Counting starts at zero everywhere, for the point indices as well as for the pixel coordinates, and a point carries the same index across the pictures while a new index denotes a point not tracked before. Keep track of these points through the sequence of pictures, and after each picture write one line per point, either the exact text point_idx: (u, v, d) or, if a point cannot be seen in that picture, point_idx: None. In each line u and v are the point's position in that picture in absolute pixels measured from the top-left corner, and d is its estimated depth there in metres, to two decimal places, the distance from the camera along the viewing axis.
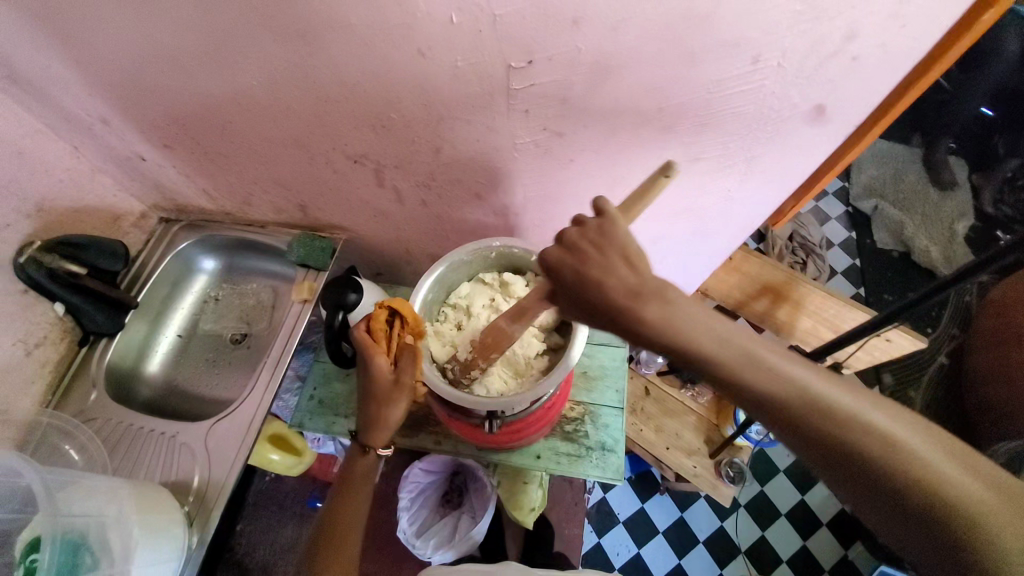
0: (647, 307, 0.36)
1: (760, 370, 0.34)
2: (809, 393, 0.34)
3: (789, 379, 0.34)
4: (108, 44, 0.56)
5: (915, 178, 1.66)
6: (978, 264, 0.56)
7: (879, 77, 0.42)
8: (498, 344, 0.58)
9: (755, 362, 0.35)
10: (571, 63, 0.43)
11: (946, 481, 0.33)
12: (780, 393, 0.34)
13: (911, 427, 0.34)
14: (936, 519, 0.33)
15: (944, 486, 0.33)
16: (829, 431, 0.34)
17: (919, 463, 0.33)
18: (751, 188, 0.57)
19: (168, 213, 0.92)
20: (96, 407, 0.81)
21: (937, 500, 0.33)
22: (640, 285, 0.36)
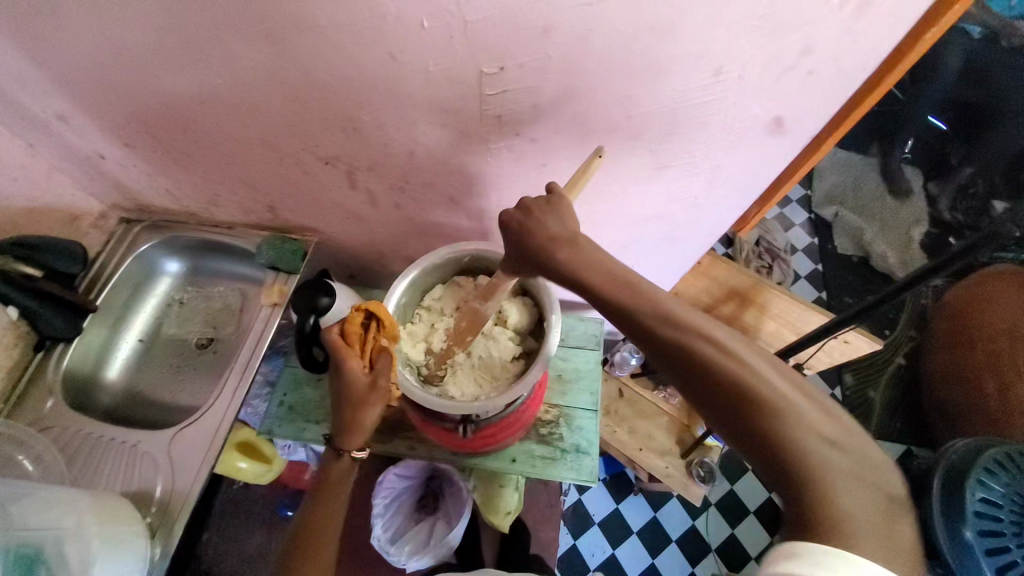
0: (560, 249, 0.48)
1: (664, 316, 0.43)
2: (729, 357, 0.41)
3: (685, 317, 0.43)
4: (65, 38, 0.53)
5: (873, 186, 1.73)
6: (935, 267, 0.60)
7: (834, 91, 0.44)
8: (473, 326, 0.62)
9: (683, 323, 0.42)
10: (542, 70, 0.44)
11: (803, 420, 0.39)
12: (700, 348, 0.41)
13: (782, 375, 0.40)
14: (795, 455, 0.38)
15: (802, 425, 0.39)
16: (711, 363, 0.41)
17: (782, 401, 0.39)
18: (718, 195, 0.59)
19: (130, 213, 0.89)
20: (52, 415, 0.77)
21: (794, 436, 0.38)
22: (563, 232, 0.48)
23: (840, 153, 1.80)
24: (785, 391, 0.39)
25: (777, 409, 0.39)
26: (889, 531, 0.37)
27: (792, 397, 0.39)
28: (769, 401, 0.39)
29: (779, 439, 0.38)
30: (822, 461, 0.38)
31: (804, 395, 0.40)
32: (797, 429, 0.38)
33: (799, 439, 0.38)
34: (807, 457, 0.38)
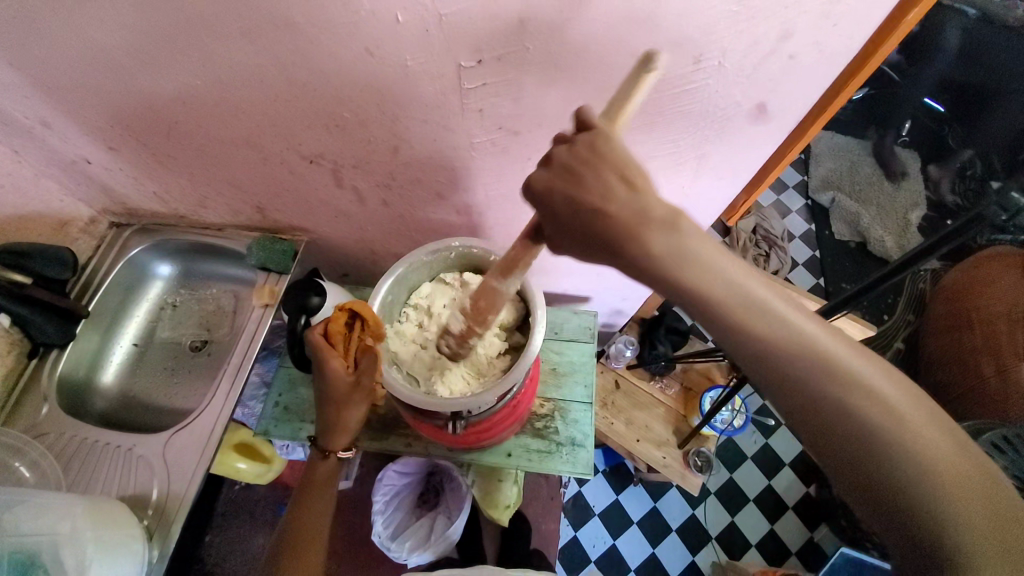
0: (650, 235, 0.34)
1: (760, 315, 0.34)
2: (831, 365, 0.33)
3: (781, 316, 0.34)
4: (42, 42, 0.53)
5: (869, 171, 1.74)
6: (930, 245, 0.59)
7: (815, 75, 0.44)
8: (493, 306, 0.53)
9: (779, 324, 0.34)
10: (520, 61, 0.44)
11: (914, 435, 0.32)
12: (797, 356, 0.34)
13: (890, 380, 0.34)
14: (907, 478, 0.32)
15: (914, 442, 0.32)
16: (809, 374, 0.34)
17: (889, 413, 0.33)
18: (705, 184, 0.59)
19: (119, 217, 0.88)
20: (48, 421, 0.77)
21: (905, 455, 0.33)
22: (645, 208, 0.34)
23: (836, 138, 1.79)
24: (893, 399, 0.33)
25: (885, 424, 0.33)
26: None
27: (904, 407, 0.33)
28: (874, 415, 0.33)
29: (884, 457, 0.33)
30: (946, 481, 0.32)
31: (916, 404, 0.33)
32: (914, 445, 0.32)
33: (919, 458, 0.32)
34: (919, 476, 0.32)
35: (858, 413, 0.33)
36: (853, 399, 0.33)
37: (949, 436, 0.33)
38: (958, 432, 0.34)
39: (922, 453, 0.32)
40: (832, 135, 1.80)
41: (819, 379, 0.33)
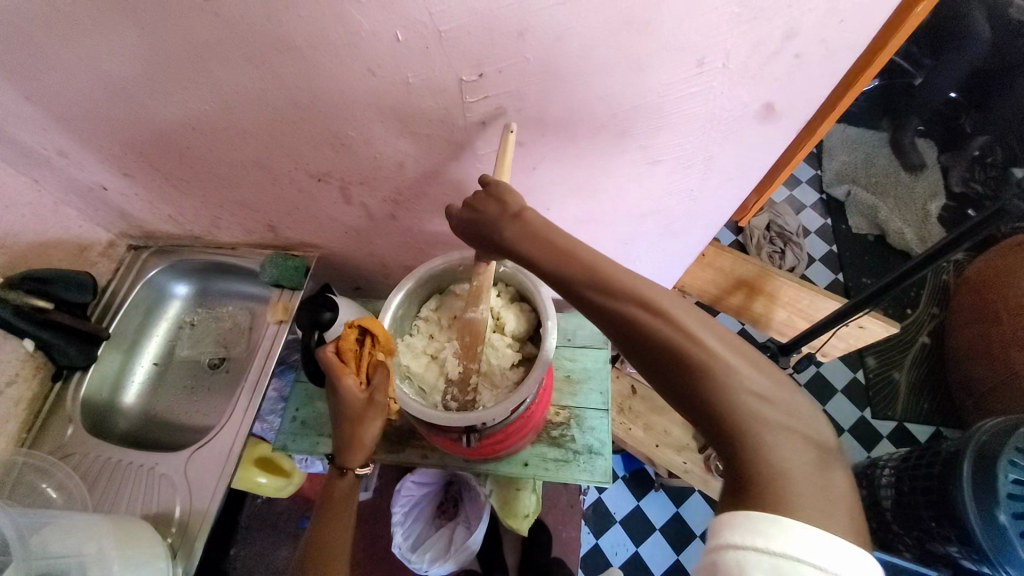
0: (505, 228, 0.48)
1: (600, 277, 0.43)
2: (656, 312, 0.40)
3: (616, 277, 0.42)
4: (58, 76, 0.54)
5: (885, 163, 1.69)
6: (957, 237, 0.57)
7: (824, 72, 0.43)
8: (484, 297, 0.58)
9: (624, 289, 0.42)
10: (521, 73, 0.43)
11: (723, 372, 0.38)
12: (633, 312, 0.41)
13: (711, 329, 0.40)
14: (721, 409, 0.37)
15: (723, 377, 0.38)
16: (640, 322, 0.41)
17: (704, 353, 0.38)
18: (714, 187, 0.58)
19: (137, 240, 0.90)
20: (74, 441, 0.79)
21: (718, 390, 0.38)
22: (505, 210, 0.48)
23: (850, 130, 1.76)
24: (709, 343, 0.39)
25: (723, 382, 0.38)
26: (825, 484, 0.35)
27: (741, 369, 0.38)
28: (703, 362, 0.38)
29: (708, 393, 0.38)
30: (773, 431, 0.36)
31: (735, 351, 0.39)
32: (744, 400, 0.37)
33: (734, 404, 0.37)
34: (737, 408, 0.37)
35: (689, 359, 0.38)
36: (688, 359, 0.39)
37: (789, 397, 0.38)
38: (785, 387, 0.38)
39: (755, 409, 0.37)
40: (845, 127, 1.77)
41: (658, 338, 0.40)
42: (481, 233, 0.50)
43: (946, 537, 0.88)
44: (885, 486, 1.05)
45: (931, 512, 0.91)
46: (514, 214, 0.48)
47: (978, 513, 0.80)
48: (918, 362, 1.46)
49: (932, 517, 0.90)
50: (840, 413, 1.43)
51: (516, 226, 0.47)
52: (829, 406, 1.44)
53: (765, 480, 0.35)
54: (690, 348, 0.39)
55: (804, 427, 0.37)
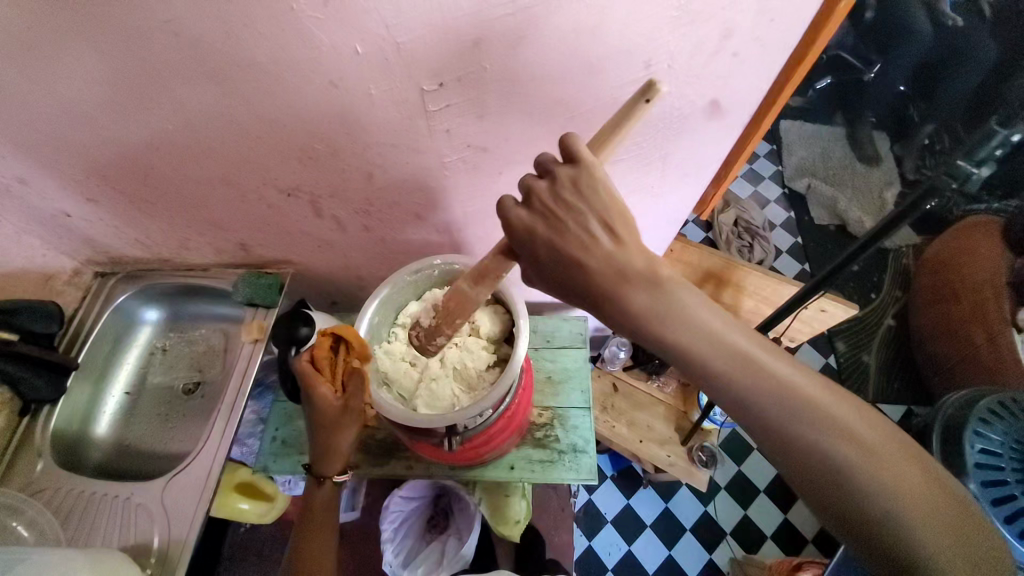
0: (633, 292, 0.39)
1: (752, 373, 0.39)
2: (814, 411, 0.38)
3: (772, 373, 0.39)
4: (14, 102, 0.54)
5: (841, 155, 1.78)
6: (897, 215, 0.60)
7: (761, 68, 0.46)
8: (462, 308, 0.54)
9: (778, 384, 0.39)
10: (478, 81, 0.45)
11: (882, 471, 0.38)
12: (792, 407, 0.38)
13: (869, 427, 0.39)
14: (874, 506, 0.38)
15: (880, 477, 0.38)
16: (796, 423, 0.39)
17: (864, 453, 0.38)
18: (673, 182, 0.61)
19: (104, 266, 0.89)
20: (44, 477, 0.76)
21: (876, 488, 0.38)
22: (624, 264, 0.39)
23: (806, 127, 1.85)
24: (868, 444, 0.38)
25: (879, 481, 0.38)
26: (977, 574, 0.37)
27: (897, 470, 0.38)
28: (860, 463, 0.38)
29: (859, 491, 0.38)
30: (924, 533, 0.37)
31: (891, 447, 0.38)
32: (896, 499, 0.37)
33: (890, 505, 0.38)
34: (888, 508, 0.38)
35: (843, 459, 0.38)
36: (819, 440, 0.38)
37: (921, 474, 0.38)
38: (933, 480, 0.38)
39: (886, 487, 0.38)
40: (801, 124, 1.85)
41: (789, 415, 0.39)
42: (590, 283, 0.40)
43: None
44: None
45: None
46: (653, 281, 0.40)
47: None
48: (885, 345, 1.52)
49: None
50: None
51: (648, 293, 0.39)
52: None
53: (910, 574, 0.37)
54: (819, 426, 0.38)
55: (955, 522, 0.38)
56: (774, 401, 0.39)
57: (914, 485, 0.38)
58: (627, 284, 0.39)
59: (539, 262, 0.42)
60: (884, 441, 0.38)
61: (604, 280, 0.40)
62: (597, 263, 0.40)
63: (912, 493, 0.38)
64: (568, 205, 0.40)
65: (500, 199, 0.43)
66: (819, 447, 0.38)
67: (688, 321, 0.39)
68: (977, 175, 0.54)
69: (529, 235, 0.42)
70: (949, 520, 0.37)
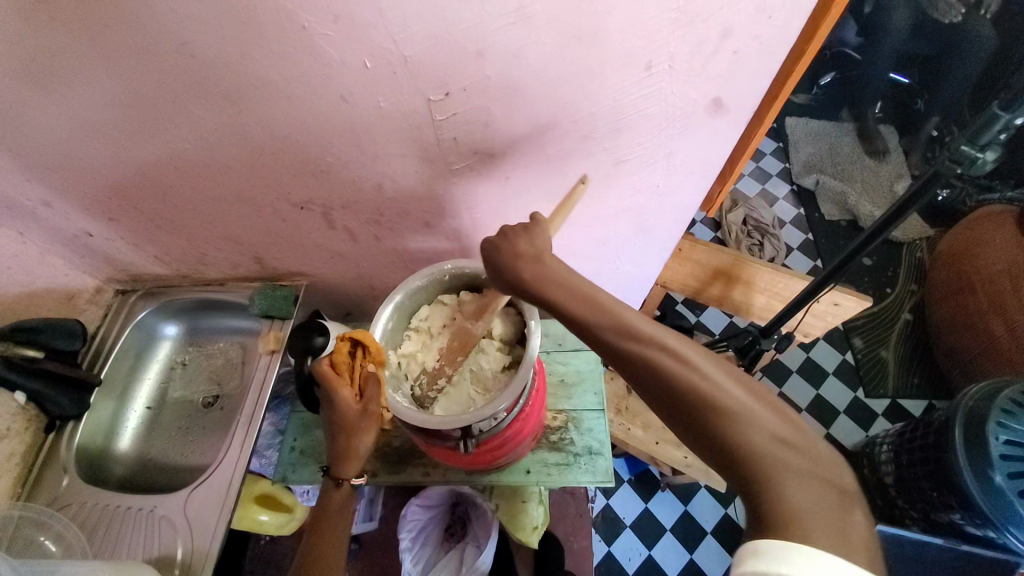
0: (523, 267, 0.51)
1: (600, 314, 0.46)
2: (665, 347, 0.43)
3: (624, 316, 0.45)
4: (37, 126, 0.56)
5: (850, 150, 1.77)
6: (908, 199, 0.60)
7: (762, 65, 0.46)
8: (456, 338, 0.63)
9: (627, 326, 0.45)
10: (484, 90, 0.46)
11: (725, 396, 0.41)
12: (647, 350, 0.44)
13: (718, 365, 0.43)
14: (730, 438, 0.40)
15: (726, 399, 0.41)
16: (651, 358, 0.43)
17: (712, 384, 0.41)
18: (677, 182, 0.61)
19: (124, 284, 0.91)
20: (69, 492, 0.78)
21: (727, 418, 0.40)
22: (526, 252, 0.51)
23: (811, 123, 1.84)
24: (717, 378, 0.42)
25: (734, 412, 0.40)
26: (842, 518, 0.36)
27: (749, 404, 0.41)
28: (716, 397, 0.41)
29: (721, 425, 0.40)
30: (784, 472, 0.38)
31: (742, 385, 0.42)
32: (753, 434, 0.40)
33: (741, 434, 0.40)
34: (746, 438, 0.40)
35: (696, 389, 0.41)
36: (669, 373, 0.42)
37: (761, 402, 0.41)
38: (790, 417, 0.41)
39: (729, 411, 0.40)
40: (807, 120, 1.85)
41: (645, 359, 0.43)
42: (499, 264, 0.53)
43: (947, 505, 0.92)
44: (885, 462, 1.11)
45: (932, 484, 0.95)
46: (536, 257, 0.51)
47: (975, 475, 0.84)
48: (903, 340, 1.50)
49: (932, 488, 0.95)
50: (835, 396, 1.45)
51: (534, 267, 0.50)
52: (822, 390, 1.46)
53: (780, 519, 0.37)
54: (663, 358, 0.43)
55: (813, 461, 0.39)
56: (626, 338, 0.44)
57: (761, 416, 0.40)
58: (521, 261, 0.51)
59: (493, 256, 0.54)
60: (718, 367, 0.43)
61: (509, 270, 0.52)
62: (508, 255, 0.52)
63: (761, 420, 0.40)
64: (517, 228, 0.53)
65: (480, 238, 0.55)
66: (662, 374, 0.43)
67: (555, 284, 0.49)
68: (981, 160, 0.54)
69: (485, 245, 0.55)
70: (781, 438, 0.40)
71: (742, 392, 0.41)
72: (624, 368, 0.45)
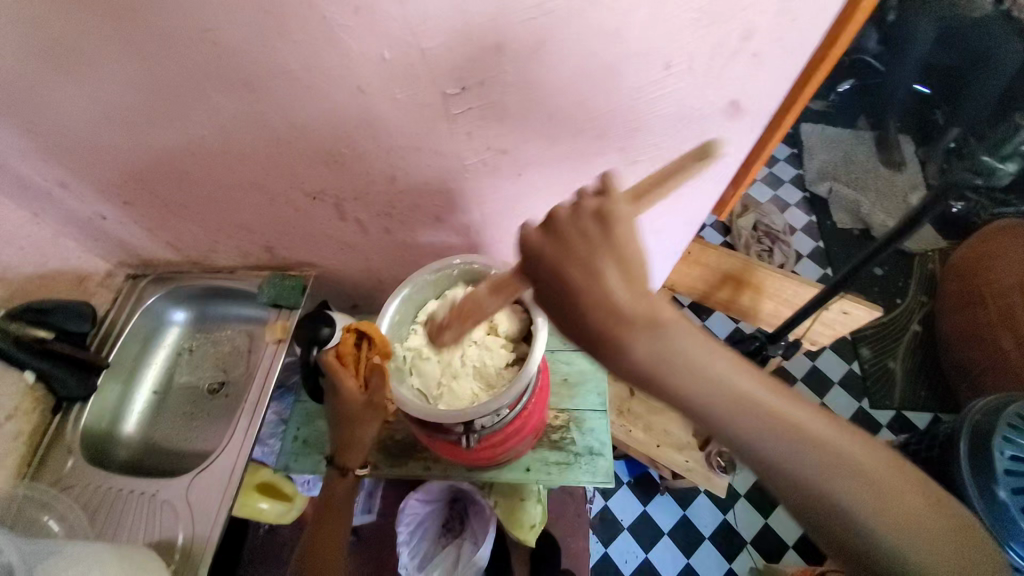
0: (633, 337, 0.38)
1: (745, 412, 0.37)
2: (819, 444, 0.37)
3: (772, 411, 0.37)
4: (56, 107, 0.57)
5: (865, 159, 1.76)
6: (921, 208, 0.60)
7: (782, 68, 0.46)
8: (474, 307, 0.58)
9: (773, 419, 0.37)
10: (502, 84, 0.46)
11: (880, 489, 0.37)
12: (801, 452, 0.37)
13: (873, 455, 0.38)
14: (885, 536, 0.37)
15: (882, 495, 0.37)
16: (806, 460, 0.37)
17: (868, 479, 0.37)
18: (689, 184, 0.61)
19: (135, 269, 0.92)
20: (73, 474, 0.79)
21: (884, 516, 0.37)
22: (630, 311, 0.38)
23: (827, 130, 1.83)
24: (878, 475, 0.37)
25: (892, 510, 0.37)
26: None
27: (904, 496, 0.37)
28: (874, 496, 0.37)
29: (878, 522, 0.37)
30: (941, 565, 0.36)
31: (896, 472, 0.38)
32: (911, 528, 0.37)
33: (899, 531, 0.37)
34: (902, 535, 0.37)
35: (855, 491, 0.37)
36: (831, 477, 0.37)
37: (912, 486, 0.38)
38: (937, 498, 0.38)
39: (888, 508, 0.37)
40: (822, 127, 1.84)
41: (801, 462, 0.37)
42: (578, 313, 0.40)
43: None
44: None
45: None
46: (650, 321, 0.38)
47: (977, 488, 0.83)
48: (910, 352, 1.49)
49: None
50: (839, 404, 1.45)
51: (651, 339, 0.38)
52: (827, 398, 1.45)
53: None
54: (819, 461, 0.37)
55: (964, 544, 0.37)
56: (779, 441, 0.37)
57: (917, 508, 0.37)
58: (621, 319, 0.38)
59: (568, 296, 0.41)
60: (876, 460, 0.37)
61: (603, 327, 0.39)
62: (596, 307, 0.39)
63: (916, 512, 0.37)
64: (590, 236, 0.41)
65: (522, 227, 0.43)
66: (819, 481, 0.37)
67: (671, 356, 0.38)
68: (1002, 171, 0.53)
69: (538, 262, 0.43)
70: (934, 527, 0.37)
71: (899, 483, 0.37)
72: (769, 469, 0.38)
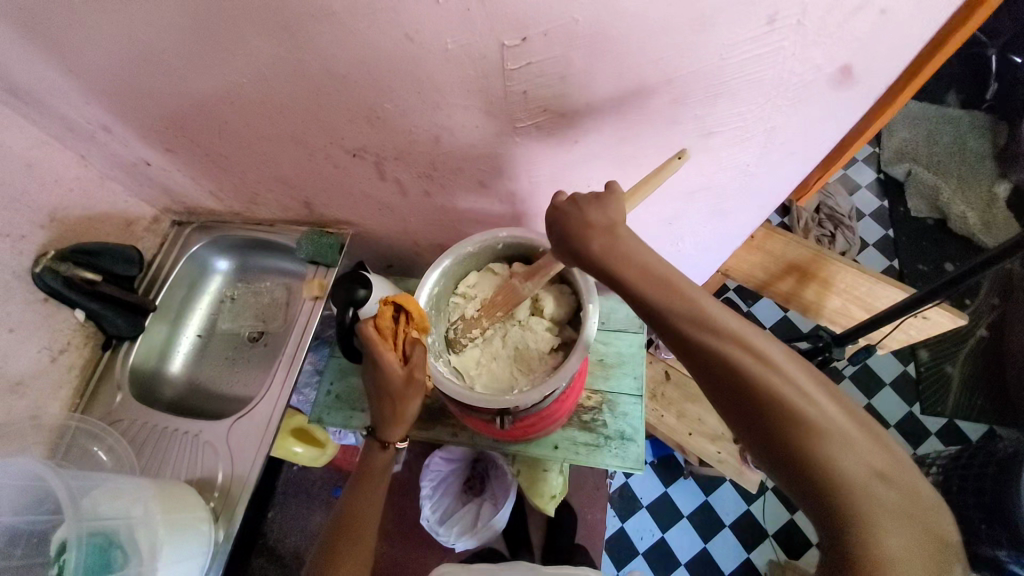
0: (593, 239, 0.47)
1: (683, 302, 0.44)
2: (748, 349, 0.41)
3: (708, 313, 0.43)
4: (97, 47, 0.54)
5: (950, 141, 1.56)
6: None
7: (916, 27, 0.38)
8: (509, 301, 0.60)
9: (707, 319, 0.43)
10: (569, 37, 0.40)
11: (802, 398, 0.40)
12: (734, 354, 0.41)
13: (800, 369, 0.41)
14: (802, 438, 0.40)
15: (806, 405, 0.40)
16: (733, 361, 0.41)
17: (791, 387, 0.40)
18: (769, 164, 0.54)
19: (180, 216, 0.92)
20: (122, 408, 0.83)
21: (808, 420, 0.40)
22: (589, 220, 0.48)
23: (912, 104, 1.62)
24: (804, 387, 0.40)
25: (814, 419, 0.39)
26: (918, 519, 0.38)
27: (828, 409, 0.40)
28: (795, 404, 0.40)
29: (801, 428, 0.40)
30: (864, 481, 0.38)
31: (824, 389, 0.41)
32: (831, 439, 0.39)
33: (824, 441, 0.39)
34: (829, 445, 0.39)
35: (779, 395, 0.40)
36: (755, 374, 0.41)
37: (846, 409, 0.40)
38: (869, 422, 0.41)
39: (813, 418, 0.39)
40: (907, 101, 1.63)
41: (732, 362, 0.41)
42: (567, 235, 0.49)
43: (995, 541, 0.89)
44: (934, 485, 1.10)
45: (983, 516, 0.94)
46: (609, 228, 0.47)
47: None
48: (973, 357, 1.36)
49: (982, 519, 0.92)
50: (887, 408, 1.39)
51: (606, 239, 0.47)
52: (875, 401, 1.40)
53: (858, 524, 0.38)
54: (746, 359, 0.41)
55: (891, 466, 0.39)
56: (709, 338, 0.42)
57: (846, 425, 0.39)
58: (592, 233, 0.47)
59: (554, 226, 0.51)
60: (805, 375, 0.41)
61: (576, 227, 0.48)
62: (575, 224, 0.49)
63: (845, 430, 0.39)
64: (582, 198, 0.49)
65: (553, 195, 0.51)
66: (743, 378, 0.41)
67: (625, 256, 0.46)
68: None
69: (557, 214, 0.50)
70: (864, 446, 0.39)
71: (826, 397, 0.40)
72: (704, 371, 0.43)
